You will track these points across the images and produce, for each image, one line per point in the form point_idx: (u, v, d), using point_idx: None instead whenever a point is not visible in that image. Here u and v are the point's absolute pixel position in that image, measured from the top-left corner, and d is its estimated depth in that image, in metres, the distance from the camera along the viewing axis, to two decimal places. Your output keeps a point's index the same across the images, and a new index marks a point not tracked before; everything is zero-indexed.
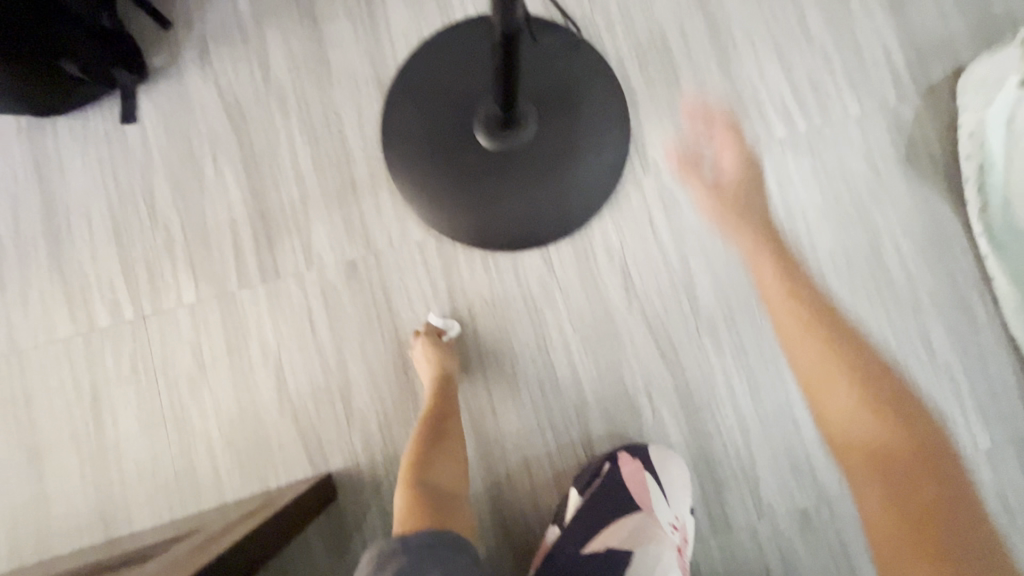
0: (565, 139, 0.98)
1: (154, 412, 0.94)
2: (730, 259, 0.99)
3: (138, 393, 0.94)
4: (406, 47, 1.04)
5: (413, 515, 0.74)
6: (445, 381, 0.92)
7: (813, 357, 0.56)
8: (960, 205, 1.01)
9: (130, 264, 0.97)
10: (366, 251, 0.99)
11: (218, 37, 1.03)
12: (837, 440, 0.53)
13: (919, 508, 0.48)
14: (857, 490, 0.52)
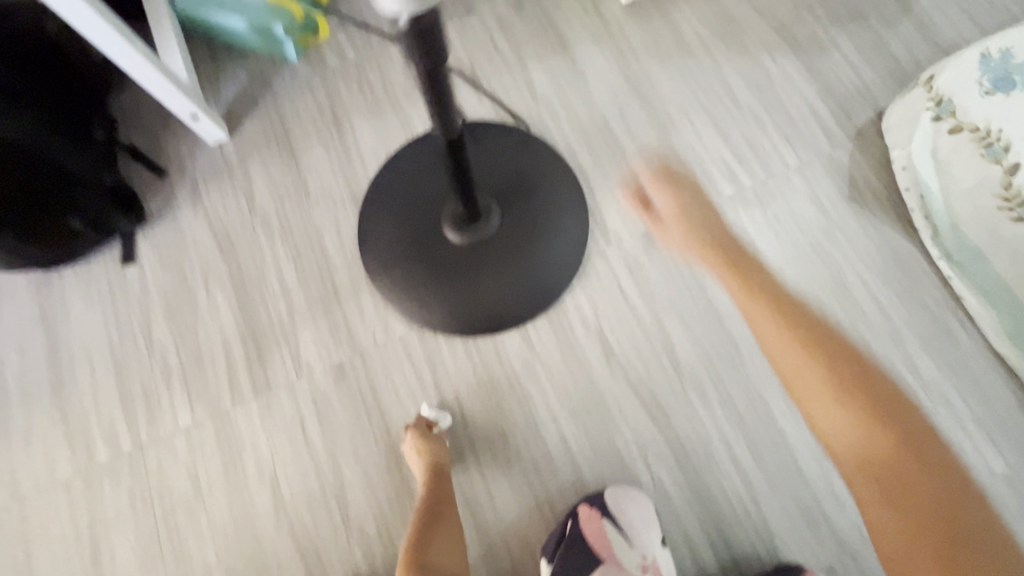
0: (528, 225, 1.05)
1: (153, 544, 0.93)
2: (701, 314, 1.02)
3: (137, 525, 0.94)
4: (375, 163, 1.15)
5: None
6: (437, 473, 0.90)
7: (784, 360, 0.59)
8: (911, 233, 1.04)
9: (129, 396, 1.01)
10: (352, 352, 1.03)
11: (208, 177, 1.15)
12: (839, 459, 0.56)
13: (924, 509, 0.51)
14: (866, 516, 0.54)
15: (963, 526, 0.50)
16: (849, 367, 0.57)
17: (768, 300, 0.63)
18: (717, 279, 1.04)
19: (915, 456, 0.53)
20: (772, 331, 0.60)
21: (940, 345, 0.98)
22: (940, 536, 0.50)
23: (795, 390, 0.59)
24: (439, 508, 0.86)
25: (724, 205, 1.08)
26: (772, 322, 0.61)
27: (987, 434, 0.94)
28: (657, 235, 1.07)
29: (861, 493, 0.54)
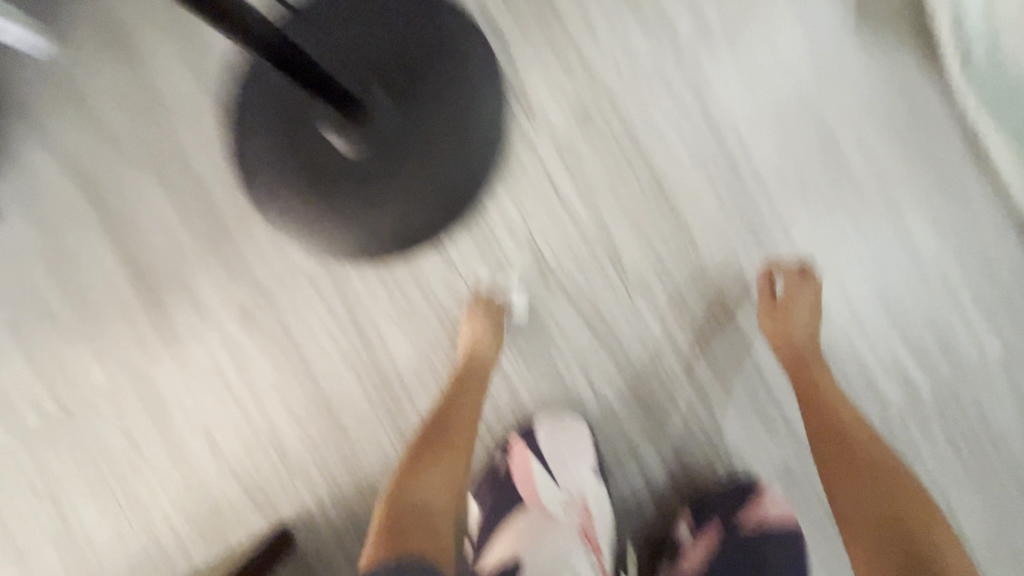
0: (448, 112, 0.79)
1: (109, 498, 0.95)
2: (652, 204, 0.83)
3: (89, 483, 0.95)
4: (236, 53, 0.90)
5: (391, 546, 0.58)
6: (475, 362, 0.81)
7: (826, 425, 0.70)
8: (932, 73, 0.81)
9: (38, 362, 0.95)
10: (256, 292, 0.91)
11: (41, 97, 0.93)
12: (830, 467, 0.68)
13: (876, 529, 0.61)
14: (839, 511, 0.65)
15: (910, 531, 0.60)
16: (882, 455, 0.67)
17: (787, 339, 0.78)
18: (672, 159, 0.83)
19: (912, 507, 0.62)
20: (813, 421, 0.71)
21: (944, 211, 0.81)
22: (886, 536, 0.60)
23: (827, 474, 0.68)
24: (453, 413, 0.76)
25: (683, 55, 0.82)
26: (817, 411, 0.72)
27: (980, 315, 0.81)
28: (596, 107, 0.83)
29: (834, 490, 0.66)
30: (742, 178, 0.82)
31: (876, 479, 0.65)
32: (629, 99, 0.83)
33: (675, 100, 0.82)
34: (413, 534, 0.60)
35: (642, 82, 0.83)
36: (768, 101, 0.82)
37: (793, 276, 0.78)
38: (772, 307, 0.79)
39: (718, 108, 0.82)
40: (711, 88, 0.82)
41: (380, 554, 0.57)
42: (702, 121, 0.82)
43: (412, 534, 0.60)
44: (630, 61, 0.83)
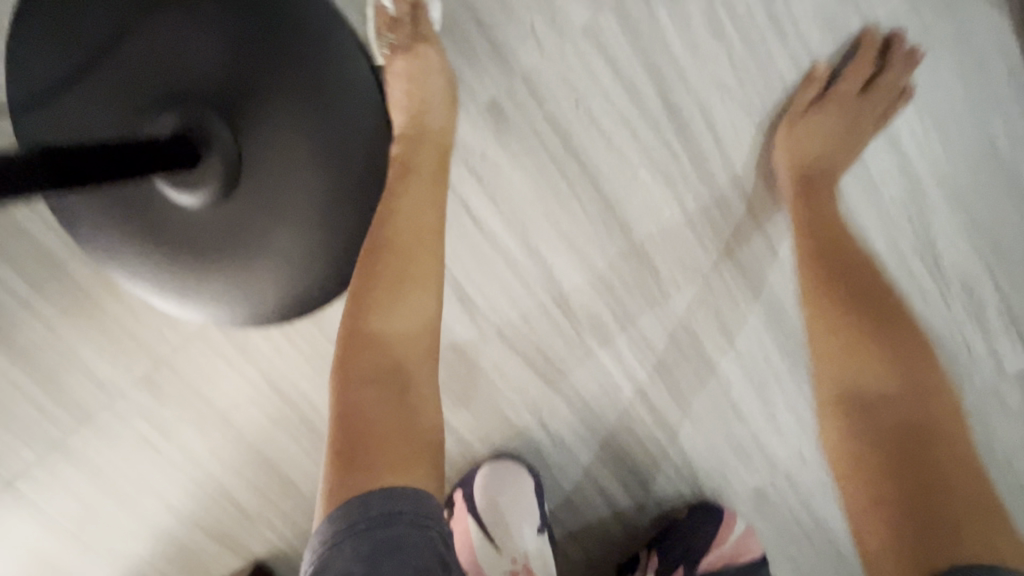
0: (313, 61, 0.48)
1: (87, 555, 0.89)
2: (596, 225, 0.65)
3: (58, 545, 0.88)
4: None
5: (355, 459, 0.47)
6: (423, 138, 0.56)
7: (826, 284, 0.56)
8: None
9: None
10: (152, 361, 0.79)
11: None
12: (820, 337, 0.55)
13: (874, 418, 0.49)
14: (819, 380, 0.54)
15: (918, 435, 0.46)
16: (905, 334, 0.52)
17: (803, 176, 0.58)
18: (619, 163, 0.61)
19: (920, 396, 0.48)
20: (808, 274, 0.57)
21: (981, 204, 0.60)
22: (878, 431, 0.48)
23: (818, 340, 0.55)
24: (405, 231, 0.54)
25: (628, 5, 0.55)
26: (817, 270, 0.57)
27: (1007, 326, 0.65)
28: (511, 101, 0.59)
29: (821, 365, 0.54)
30: (712, 179, 0.62)
31: (882, 354, 0.51)
32: (555, 83, 0.58)
33: (620, 79, 0.57)
34: (377, 437, 0.48)
35: (571, 56, 0.57)
36: (754, 65, 0.56)
37: (840, 88, 0.56)
38: (795, 119, 0.57)
39: (684, 86, 0.57)
40: (672, 54, 0.56)
41: (350, 472, 0.46)
42: (659, 107, 0.58)
43: (382, 437, 0.48)
44: (551, 23, 0.56)
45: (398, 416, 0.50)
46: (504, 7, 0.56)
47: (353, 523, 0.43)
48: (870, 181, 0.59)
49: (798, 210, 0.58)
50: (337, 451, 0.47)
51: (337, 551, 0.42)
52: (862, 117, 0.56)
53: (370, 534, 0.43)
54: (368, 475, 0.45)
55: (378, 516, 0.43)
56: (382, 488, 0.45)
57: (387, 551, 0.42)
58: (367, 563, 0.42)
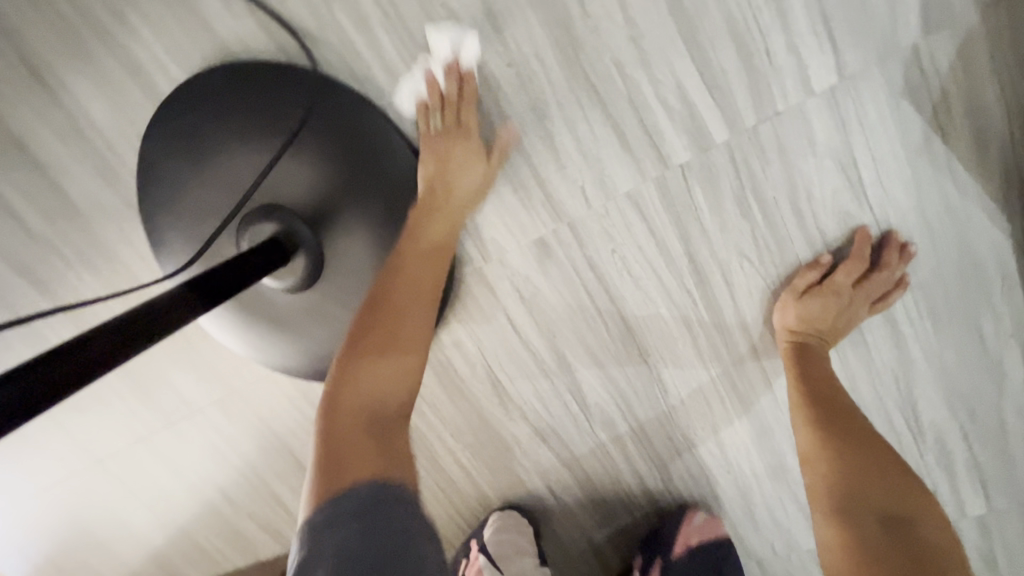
0: (362, 172, 0.65)
1: (164, 517, 1.09)
2: (619, 345, 0.73)
3: (146, 505, 1.08)
4: (129, 148, 0.74)
5: (341, 461, 0.45)
6: (441, 198, 0.62)
7: (819, 408, 0.62)
8: (1008, 213, 0.58)
9: (66, 417, 1.01)
10: (227, 390, 0.95)
11: None
12: (812, 457, 0.61)
13: (871, 528, 0.54)
14: (814, 493, 0.60)
15: (911, 546, 0.52)
16: (888, 455, 0.59)
17: (796, 339, 0.65)
18: (644, 300, 0.69)
19: (915, 512, 0.55)
20: (797, 403, 0.64)
21: (968, 381, 0.66)
22: (878, 541, 0.53)
23: (811, 457, 0.61)
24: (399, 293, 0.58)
25: (668, 180, 0.62)
26: (807, 401, 0.63)
27: (977, 481, 0.71)
28: (556, 239, 0.67)
29: (814, 477, 0.60)
30: (725, 326, 0.69)
31: (877, 469, 0.58)
32: (596, 232, 0.66)
33: (654, 235, 0.65)
34: (359, 449, 0.46)
35: (612, 212, 0.65)
36: (773, 243, 0.63)
37: (830, 282, 0.62)
38: (787, 299, 0.64)
39: (707, 248, 0.65)
40: (701, 223, 0.64)
41: (329, 477, 0.44)
42: (685, 262, 0.66)
43: (360, 446, 0.47)
44: (598, 184, 0.64)
45: (376, 440, 0.48)
46: (558, 167, 0.64)
47: (336, 510, 0.42)
48: (866, 352, 0.66)
49: (790, 363, 0.65)
50: (321, 462, 0.46)
51: (323, 542, 0.40)
52: (861, 303, 0.62)
53: (351, 520, 0.41)
54: (345, 471, 0.44)
55: (365, 501, 0.42)
56: (360, 483, 0.43)
57: (376, 536, 0.40)
58: (355, 543, 0.40)
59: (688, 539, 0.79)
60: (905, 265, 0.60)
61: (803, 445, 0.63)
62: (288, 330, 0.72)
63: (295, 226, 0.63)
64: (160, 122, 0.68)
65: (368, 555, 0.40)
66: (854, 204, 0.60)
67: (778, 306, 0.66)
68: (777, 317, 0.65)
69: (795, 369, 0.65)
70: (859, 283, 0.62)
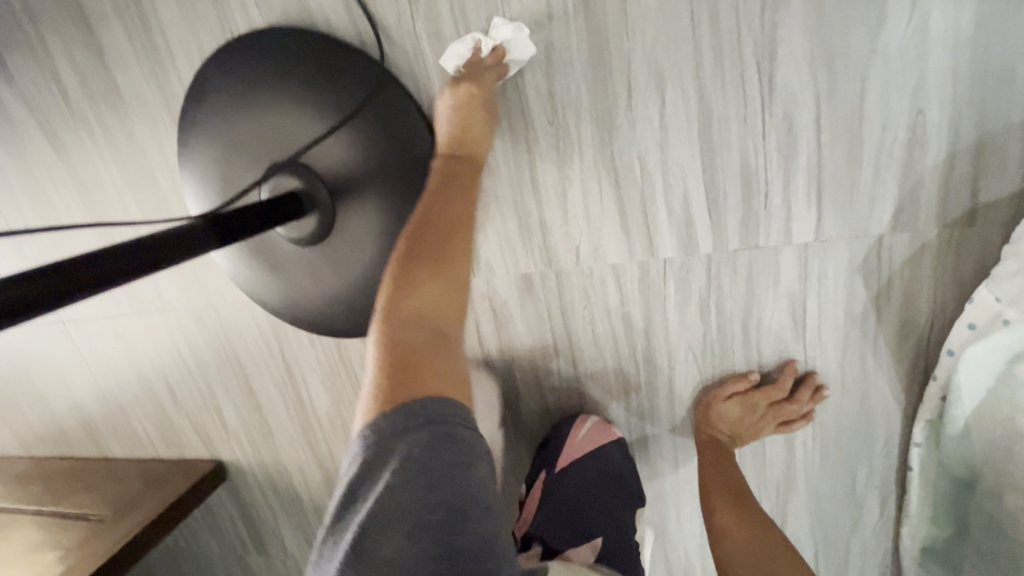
0: (393, 165, 0.72)
1: (105, 391, 1.15)
2: (563, 386, 0.81)
3: (92, 374, 1.14)
4: (190, 66, 0.78)
5: (403, 378, 0.47)
6: (468, 151, 0.64)
7: (725, 484, 0.72)
8: (908, 393, 0.68)
9: None
10: (206, 301, 1.01)
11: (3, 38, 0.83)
12: (721, 529, 0.68)
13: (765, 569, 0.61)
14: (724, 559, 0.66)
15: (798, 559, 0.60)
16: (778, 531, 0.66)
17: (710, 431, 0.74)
18: (597, 358, 0.78)
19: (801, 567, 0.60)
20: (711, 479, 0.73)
21: (833, 513, 0.77)
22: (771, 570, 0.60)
23: (719, 528, 0.69)
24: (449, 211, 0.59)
25: (650, 267, 0.70)
26: (716, 476, 0.73)
27: None
28: (540, 280, 0.75)
29: (724, 545, 0.67)
30: (656, 400, 0.78)
31: (770, 537, 0.65)
32: (576, 287, 0.74)
33: (622, 307, 0.73)
34: (420, 367, 0.48)
35: (595, 277, 0.73)
36: (717, 348, 0.72)
37: (750, 397, 0.71)
38: (713, 398, 0.73)
39: (663, 333, 0.73)
40: (665, 311, 0.72)
41: (395, 384, 0.46)
42: (641, 338, 0.75)
43: (418, 363, 0.48)
44: (592, 249, 0.71)
45: (429, 359, 0.49)
46: (562, 222, 0.71)
47: (407, 421, 0.44)
48: (760, 461, 0.76)
49: (706, 447, 0.75)
50: (387, 378, 0.47)
51: (394, 443, 0.43)
52: (770, 419, 0.72)
53: (422, 433, 0.44)
54: (411, 386, 0.46)
55: (432, 414, 0.44)
56: (428, 399, 0.45)
57: (445, 449, 0.43)
58: (428, 450, 0.43)
59: (582, 452, 0.79)
60: (815, 402, 0.70)
61: (714, 520, 0.70)
62: (279, 273, 0.78)
63: (315, 189, 0.70)
64: (223, 54, 0.73)
65: (440, 461, 0.43)
66: (792, 341, 0.69)
67: (705, 398, 0.75)
68: (701, 408, 0.75)
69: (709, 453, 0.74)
70: (773, 406, 0.71)
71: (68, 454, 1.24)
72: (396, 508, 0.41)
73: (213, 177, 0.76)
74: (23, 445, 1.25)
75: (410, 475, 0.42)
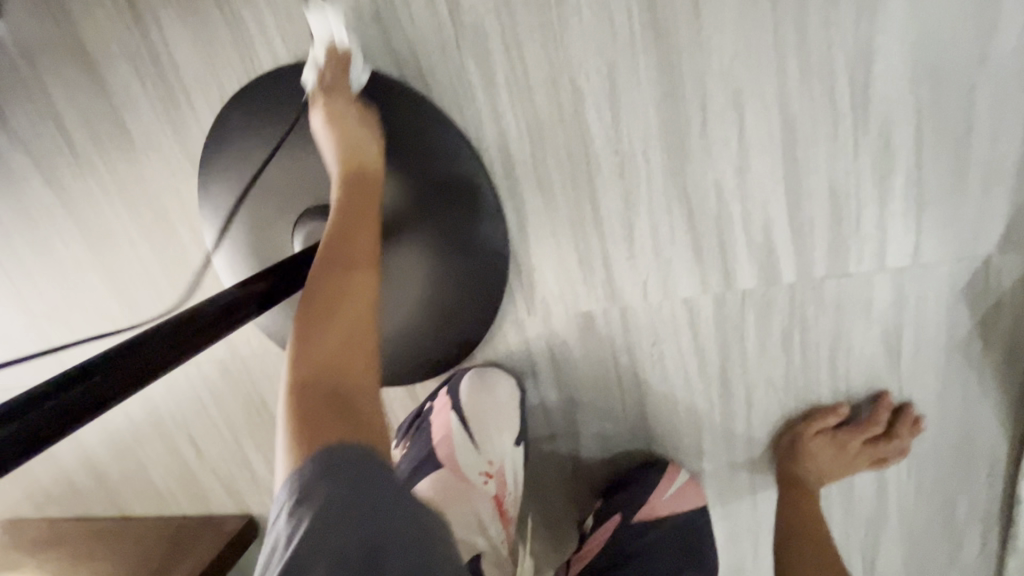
0: (428, 205, 0.63)
1: (123, 449, 1.08)
2: (630, 426, 0.76)
3: (109, 431, 1.07)
4: (208, 107, 0.72)
5: (314, 426, 0.39)
6: (361, 161, 0.56)
7: (802, 504, 0.70)
8: (1013, 419, 0.63)
9: None
10: (230, 351, 0.95)
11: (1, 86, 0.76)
12: (791, 542, 0.69)
13: None
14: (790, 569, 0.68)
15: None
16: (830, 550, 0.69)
17: (795, 469, 0.69)
18: (667, 396, 0.72)
19: None
20: (788, 499, 0.71)
21: (930, 547, 0.71)
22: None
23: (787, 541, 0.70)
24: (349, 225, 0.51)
25: (727, 299, 0.65)
26: (794, 500, 0.70)
27: None
28: (603, 318, 0.70)
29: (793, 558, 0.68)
30: (732, 438, 0.73)
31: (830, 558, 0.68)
32: (643, 324, 0.69)
33: (694, 342, 0.68)
34: (327, 421, 0.40)
35: (665, 312, 0.67)
36: (801, 380, 0.67)
37: (844, 438, 0.66)
38: (802, 439, 0.68)
39: (740, 368, 0.68)
40: (742, 345, 0.67)
41: (313, 433, 0.39)
42: (716, 374, 0.69)
43: (325, 411, 0.40)
44: (662, 283, 0.66)
45: (345, 412, 0.41)
46: (628, 255, 0.65)
47: (333, 461, 0.37)
48: (849, 497, 0.71)
49: (785, 482, 0.71)
50: (298, 427, 0.39)
51: (313, 485, 0.36)
52: (864, 457, 0.66)
53: (346, 471, 0.37)
54: (327, 435, 0.39)
55: (358, 460, 0.38)
56: (350, 443, 0.38)
57: (371, 482, 0.37)
58: (351, 488, 0.36)
59: (665, 509, 0.74)
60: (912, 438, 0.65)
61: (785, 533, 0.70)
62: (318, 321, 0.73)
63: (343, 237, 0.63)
64: (249, 95, 0.67)
65: (367, 499, 0.36)
66: (885, 370, 0.64)
67: (789, 437, 0.69)
68: (787, 443, 0.69)
69: (792, 485, 0.70)
70: (869, 444, 0.66)
71: (82, 515, 1.16)
72: (317, 547, 0.34)
73: (240, 225, 0.69)
74: (35, 506, 1.17)
75: (334, 517, 0.35)
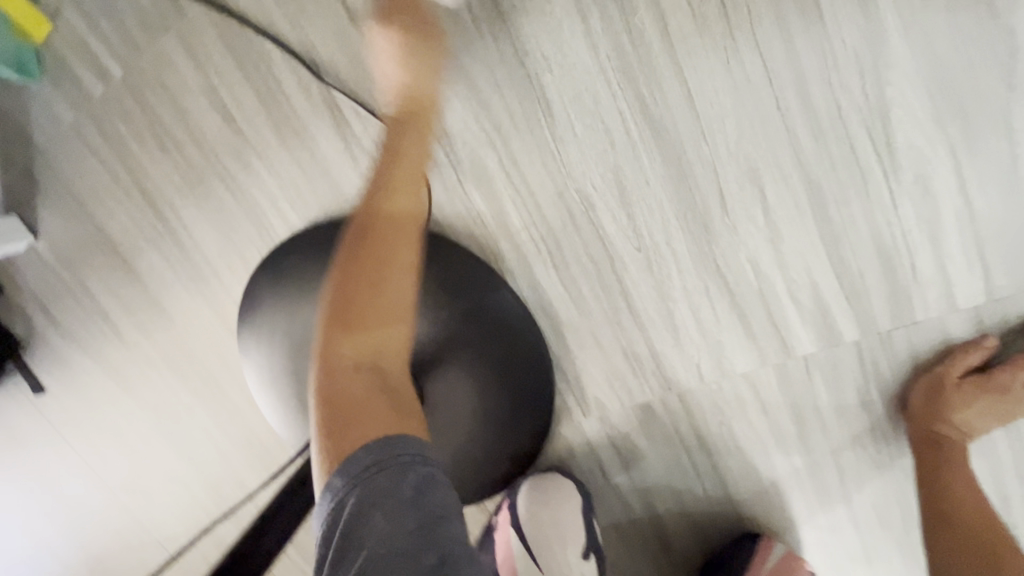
0: (474, 336, 0.60)
1: None
2: (722, 516, 0.69)
3: None
4: (236, 277, 0.74)
5: (346, 423, 0.37)
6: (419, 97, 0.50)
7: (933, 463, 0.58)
8: None
9: None
10: None
11: (48, 295, 0.79)
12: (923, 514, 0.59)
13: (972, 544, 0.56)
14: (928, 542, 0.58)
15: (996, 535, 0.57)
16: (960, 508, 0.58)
17: (936, 426, 0.57)
18: (751, 477, 0.66)
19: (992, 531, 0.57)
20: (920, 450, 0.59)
21: None
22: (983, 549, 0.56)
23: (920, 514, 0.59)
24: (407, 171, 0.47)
25: (790, 369, 0.61)
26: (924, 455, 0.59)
27: None
28: (663, 408, 0.65)
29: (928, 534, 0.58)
30: (835, 508, 0.66)
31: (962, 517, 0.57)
32: (706, 407, 0.64)
33: (768, 417, 0.63)
34: (370, 410, 0.38)
35: (729, 391, 0.63)
36: (892, 434, 0.62)
37: (997, 375, 0.56)
38: (945, 384, 0.56)
39: (826, 433, 0.63)
40: (819, 410, 0.62)
41: (345, 431, 0.37)
42: (799, 445, 0.64)
43: (360, 402, 0.38)
44: (718, 364, 0.62)
45: (389, 398, 0.40)
46: (676, 345, 0.62)
47: (380, 458, 0.36)
48: None
49: (922, 427, 0.58)
50: (329, 425, 0.38)
51: (374, 490, 0.35)
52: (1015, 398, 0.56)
53: (408, 472, 0.36)
54: (359, 431, 0.37)
55: (414, 455, 0.37)
56: (382, 436, 0.37)
57: (427, 483, 0.36)
58: (412, 496, 0.35)
59: None
60: None
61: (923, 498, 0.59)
62: None
63: None
64: (283, 254, 0.69)
65: (431, 500, 0.36)
66: None
67: (928, 389, 0.57)
68: (918, 395, 0.58)
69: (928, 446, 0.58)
70: None
71: None
72: (384, 547, 0.34)
73: (286, 379, 0.70)
74: None
75: (402, 514, 0.35)
